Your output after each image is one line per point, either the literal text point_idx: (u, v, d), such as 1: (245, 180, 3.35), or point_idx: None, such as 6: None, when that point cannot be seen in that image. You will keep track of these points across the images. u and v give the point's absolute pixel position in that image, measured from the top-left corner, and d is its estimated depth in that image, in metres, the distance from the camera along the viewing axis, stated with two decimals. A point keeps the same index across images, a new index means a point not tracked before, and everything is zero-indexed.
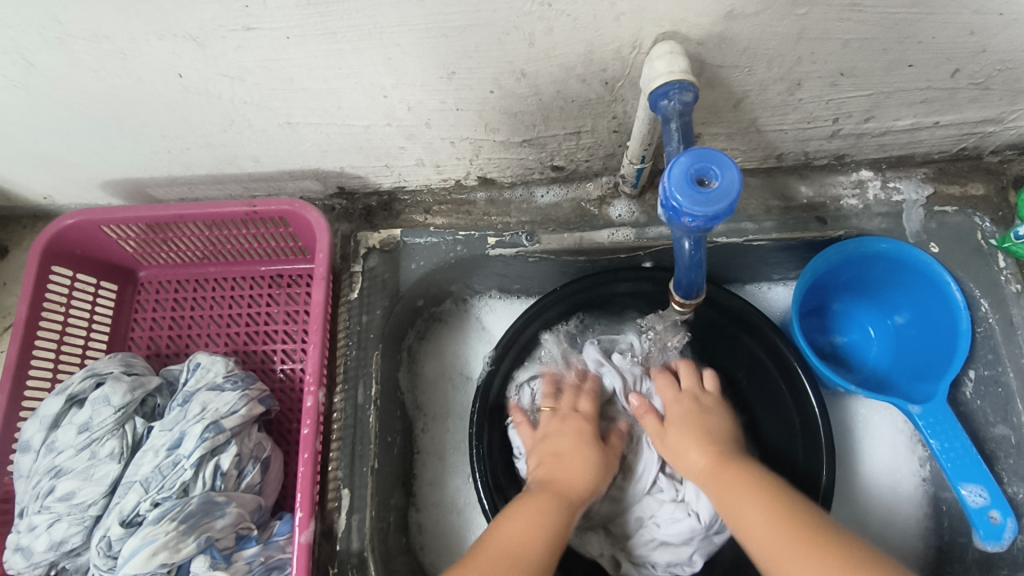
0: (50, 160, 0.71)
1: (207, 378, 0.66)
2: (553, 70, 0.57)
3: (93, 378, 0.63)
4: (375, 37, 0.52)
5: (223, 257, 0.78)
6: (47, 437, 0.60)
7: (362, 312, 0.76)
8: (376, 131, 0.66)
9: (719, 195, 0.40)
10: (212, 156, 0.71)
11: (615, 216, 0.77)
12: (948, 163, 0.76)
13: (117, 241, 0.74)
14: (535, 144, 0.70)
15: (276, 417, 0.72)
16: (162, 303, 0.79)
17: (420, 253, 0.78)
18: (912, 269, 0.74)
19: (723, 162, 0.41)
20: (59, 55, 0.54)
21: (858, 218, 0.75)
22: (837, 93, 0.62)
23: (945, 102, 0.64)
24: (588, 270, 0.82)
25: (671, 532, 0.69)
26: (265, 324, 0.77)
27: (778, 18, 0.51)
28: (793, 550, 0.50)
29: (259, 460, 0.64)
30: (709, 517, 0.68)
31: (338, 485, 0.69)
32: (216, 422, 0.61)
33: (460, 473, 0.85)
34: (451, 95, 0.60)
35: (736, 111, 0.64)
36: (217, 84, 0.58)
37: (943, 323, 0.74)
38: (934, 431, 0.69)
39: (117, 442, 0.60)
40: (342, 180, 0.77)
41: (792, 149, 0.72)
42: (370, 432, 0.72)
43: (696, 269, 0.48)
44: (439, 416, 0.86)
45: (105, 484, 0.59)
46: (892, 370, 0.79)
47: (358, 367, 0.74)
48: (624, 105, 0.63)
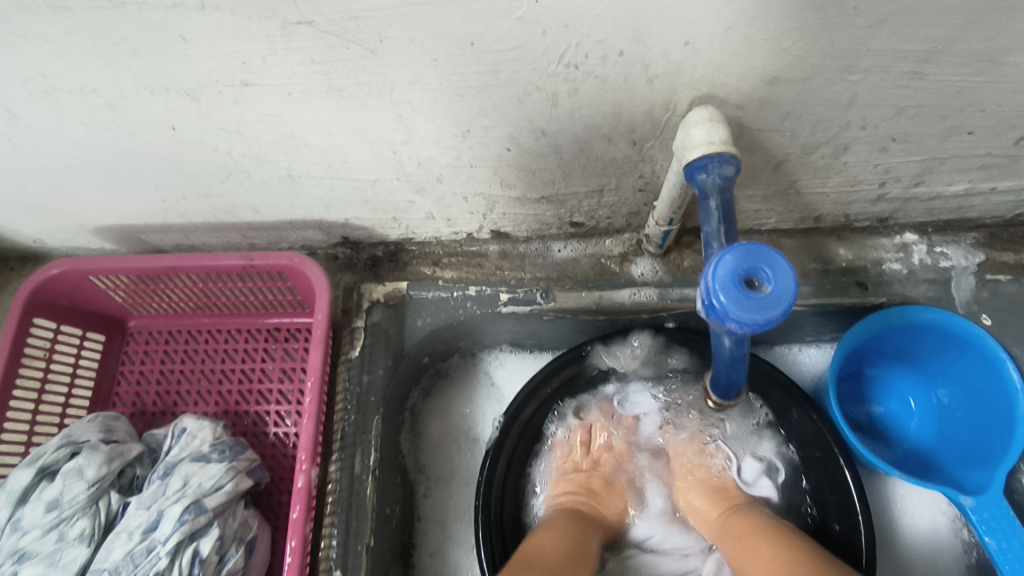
0: (38, 205, 0.67)
1: (192, 446, 0.61)
2: (577, 130, 0.52)
3: (68, 447, 0.58)
4: (383, 95, 0.48)
5: (217, 308, 0.73)
6: (13, 513, 0.56)
7: (362, 372, 0.71)
8: (383, 186, 0.62)
9: (771, 301, 0.34)
10: (208, 206, 0.66)
11: (637, 274, 0.72)
12: (1001, 228, 0.71)
13: (105, 291, 0.70)
14: (553, 201, 0.65)
15: (266, 487, 0.67)
16: (152, 355, 0.74)
17: (427, 308, 0.73)
18: (961, 342, 0.68)
19: (777, 261, 0.35)
20: (41, 107, 0.50)
21: (902, 284, 0.69)
22: (886, 158, 0.57)
23: (1005, 169, 0.59)
24: (606, 328, 0.75)
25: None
26: (258, 382, 0.71)
27: (827, 83, 0.46)
28: None
29: (244, 542, 0.58)
30: None
31: (329, 566, 0.63)
32: (197, 501, 0.56)
33: (464, 545, 0.78)
34: (466, 152, 0.56)
35: (775, 173, 0.59)
36: (212, 138, 0.54)
37: (995, 402, 0.67)
38: (990, 528, 0.62)
39: (88, 522, 0.55)
40: (347, 230, 0.72)
41: (832, 211, 0.67)
42: (367, 506, 0.66)
43: (737, 367, 0.42)
44: (444, 479, 0.81)
45: (71, 571, 0.53)
46: (937, 447, 0.73)
47: (356, 434, 0.68)
48: (652, 165, 0.58)
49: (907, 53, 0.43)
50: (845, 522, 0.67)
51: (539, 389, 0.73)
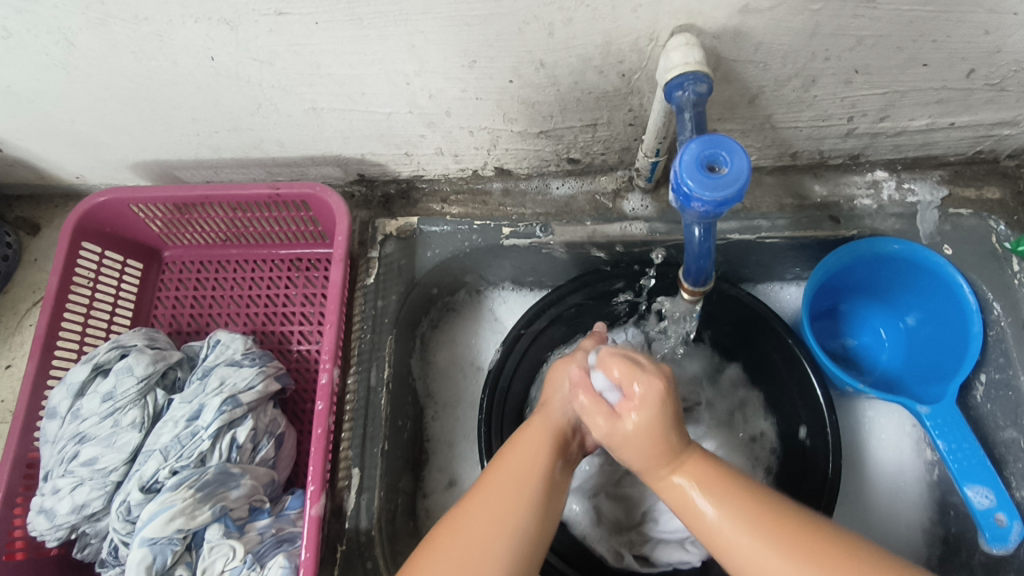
0: (82, 139, 0.73)
1: (226, 354, 0.68)
2: (572, 61, 0.59)
3: (118, 349, 0.66)
4: (399, 24, 0.54)
5: (245, 239, 0.80)
6: (73, 404, 0.63)
7: (377, 297, 0.78)
8: (397, 119, 0.68)
9: (728, 180, 0.41)
10: (238, 140, 0.73)
11: (629, 210, 0.78)
12: (964, 166, 0.77)
13: (144, 221, 0.76)
14: (551, 135, 0.71)
15: (291, 396, 0.74)
16: (185, 282, 0.81)
17: (436, 241, 0.80)
18: (924, 270, 0.74)
19: (733, 148, 0.41)
20: (97, 36, 0.56)
21: (872, 217, 0.76)
22: (852, 91, 0.63)
23: (962, 104, 0.65)
24: (601, 263, 0.83)
25: (669, 525, 0.71)
26: (283, 306, 0.78)
27: (793, 12, 0.52)
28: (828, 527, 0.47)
29: (274, 436, 0.65)
30: None
31: (349, 464, 0.71)
32: (233, 396, 0.63)
33: (469, 461, 0.86)
34: (471, 84, 0.62)
35: (752, 107, 0.65)
36: (246, 69, 0.60)
37: (953, 325, 0.74)
38: (942, 432, 0.69)
39: (139, 412, 0.63)
40: (363, 167, 0.79)
41: (807, 147, 0.73)
42: (382, 413, 0.73)
43: (705, 258, 0.49)
44: (450, 404, 0.88)
45: (127, 452, 0.61)
46: (903, 372, 0.79)
47: (372, 350, 0.75)
48: (640, 98, 0.64)
49: None
50: (815, 436, 0.74)
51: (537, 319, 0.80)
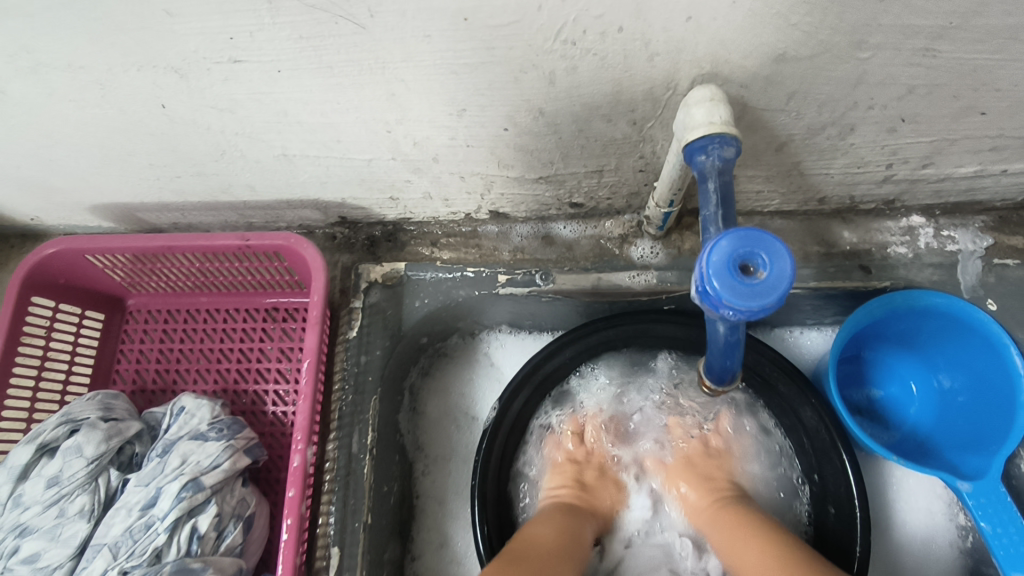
0: (32, 182, 0.66)
1: (190, 425, 0.61)
2: (575, 110, 0.51)
3: (68, 424, 0.59)
4: (376, 72, 0.47)
5: (215, 287, 0.73)
6: (15, 489, 0.56)
7: (360, 353, 0.71)
8: (379, 166, 0.61)
9: (766, 288, 0.34)
10: (203, 185, 0.66)
11: (637, 256, 0.71)
12: (1010, 211, 0.69)
13: (103, 270, 0.69)
14: (552, 181, 0.64)
15: (263, 465, 0.67)
16: (151, 333, 0.74)
17: (425, 289, 0.72)
18: (965, 327, 0.67)
19: (773, 249, 0.34)
20: (30, 84, 0.49)
21: (906, 268, 0.68)
22: (894, 139, 0.55)
23: (1017, 151, 0.58)
24: (605, 310, 0.76)
25: None
26: (257, 361, 0.72)
27: (836, 61, 0.45)
28: None
29: (242, 519, 0.59)
30: None
31: (327, 543, 0.64)
32: (195, 479, 0.57)
33: (461, 522, 0.79)
34: (461, 131, 0.55)
35: (779, 154, 0.57)
36: (205, 116, 0.53)
37: (997, 388, 0.67)
38: (985, 513, 0.62)
39: (88, 499, 0.56)
40: (344, 209, 0.72)
41: (837, 193, 0.65)
42: (365, 485, 0.66)
43: (731, 354, 0.42)
44: (442, 458, 0.81)
45: (73, 546, 0.54)
46: (936, 431, 0.72)
47: (353, 414, 0.69)
48: (653, 145, 0.57)
49: (916, 30, 0.42)
50: (839, 506, 0.68)
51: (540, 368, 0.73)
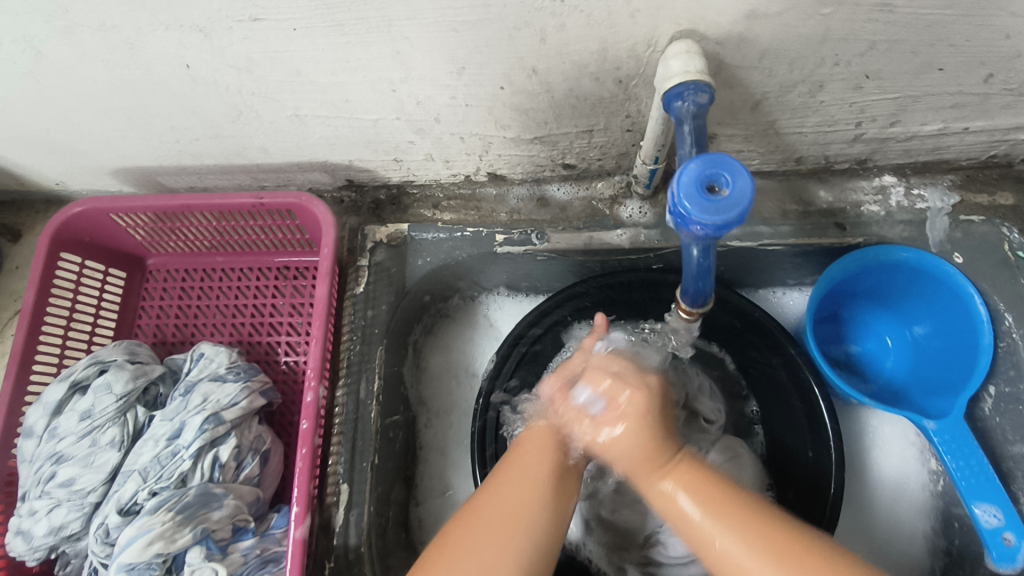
0: (60, 146, 0.71)
1: (210, 368, 0.66)
2: (566, 68, 0.56)
3: (97, 366, 0.63)
4: (383, 30, 0.51)
5: (230, 247, 0.78)
6: (50, 423, 0.61)
7: (367, 307, 0.75)
8: (384, 126, 0.66)
9: (729, 204, 0.39)
10: (220, 147, 0.70)
11: (626, 216, 0.75)
12: (977, 171, 0.74)
13: (126, 229, 0.74)
14: (546, 141, 0.68)
15: (278, 409, 0.72)
16: (170, 291, 0.79)
17: (427, 248, 0.77)
18: (933, 279, 0.71)
19: (735, 169, 0.39)
20: (65, 44, 0.53)
21: (879, 224, 0.73)
22: (861, 96, 0.60)
23: (977, 109, 0.62)
24: (597, 270, 0.80)
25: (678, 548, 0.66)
26: (269, 316, 0.76)
27: (801, 17, 0.49)
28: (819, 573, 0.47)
29: (259, 452, 0.64)
30: None
31: (337, 480, 0.69)
32: (216, 413, 0.61)
33: (462, 471, 0.84)
34: (460, 90, 0.59)
35: (755, 112, 0.62)
36: (224, 76, 0.57)
37: (963, 336, 0.71)
38: (949, 448, 0.67)
39: (118, 430, 0.61)
40: (351, 172, 0.76)
41: (813, 152, 0.70)
42: (372, 427, 0.71)
43: (704, 278, 0.47)
44: (443, 412, 0.86)
45: (105, 472, 0.59)
46: (909, 381, 0.77)
47: (361, 362, 0.73)
48: (638, 104, 0.61)
49: None
50: (816, 449, 0.72)
51: (535, 324, 0.77)
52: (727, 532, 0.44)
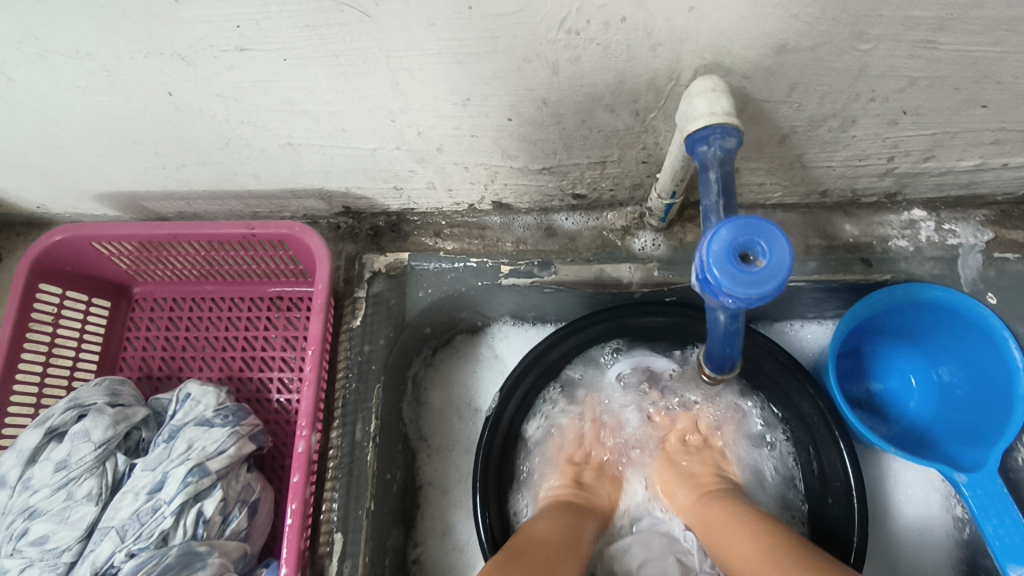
0: (39, 170, 0.67)
1: (196, 411, 0.62)
2: (578, 100, 0.52)
3: (75, 410, 0.60)
4: (381, 61, 0.47)
5: (220, 276, 0.74)
6: (24, 473, 0.57)
7: (363, 342, 0.71)
8: (383, 155, 0.61)
9: (766, 276, 0.34)
10: (209, 174, 0.66)
11: (638, 248, 0.71)
12: (1011, 205, 0.70)
13: (109, 257, 0.70)
14: (555, 172, 0.64)
15: (268, 452, 0.68)
16: (157, 321, 0.75)
17: (428, 280, 0.73)
18: (964, 320, 0.67)
19: (773, 236, 0.34)
20: (38, 70, 0.49)
21: (907, 261, 0.68)
22: (896, 131, 0.55)
23: (1018, 145, 0.58)
24: (607, 302, 0.76)
25: None
26: (261, 350, 0.72)
27: (836, 52, 0.45)
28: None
29: (247, 504, 0.60)
30: None
31: (331, 529, 0.65)
32: (201, 464, 0.57)
33: (463, 511, 0.80)
34: (466, 121, 0.55)
35: (780, 146, 0.58)
36: (210, 105, 0.53)
37: (995, 381, 0.67)
38: (981, 504, 0.63)
39: (96, 482, 0.57)
40: (348, 199, 0.72)
41: (839, 185, 0.66)
42: (367, 472, 0.67)
43: (731, 343, 0.42)
44: (444, 449, 0.82)
45: (82, 528, 0.55)
46: (935, 425, 0.72)
47: (357, 402, 0.69)
48: (655, 136, 0.57)
49: (918, 22, 0.42)
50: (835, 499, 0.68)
51: (544, 356, 0.74)
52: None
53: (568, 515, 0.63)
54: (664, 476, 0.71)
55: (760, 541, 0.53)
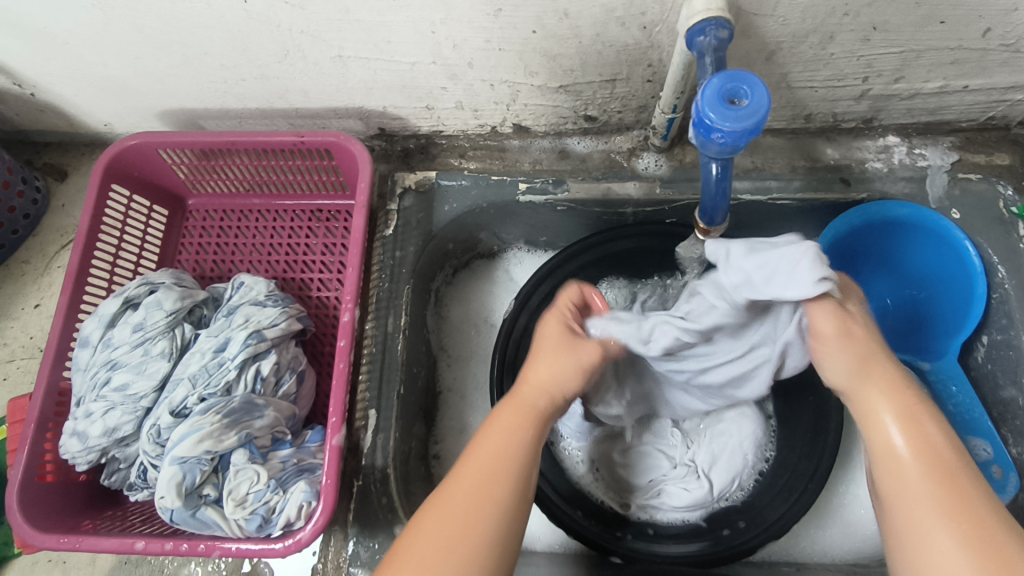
0: (113, 83, 0.75)
1: (250, 295, 0.70)
2: (595, 11, 0.60)
3: (147, 286, 0.68)
4: None
5: (268, 189, 0.82)
6: (104, 334, 0.65)
7: (395, 248, 0.79)
8: (420, 70, 0.70)
9: (748, 113, 0.43)
10: (264, 89, 0.75)
11: (642, 167, 0.80)
12: (975, 133, 0.78)
13: (171, 167, 0.79)
14: (571, 90, 0.73)
15: (310, 339, 0.76)
16: (209, 230, 0.83)
17: (453, 195, 0.81)
18: (929, 234, 0.76)
19: (753, 82, 0.43)
20: None
21: (881, 181, 0.77)
22: (868, 49, 0.64)
23: (976, 66, 0.67)
24: (613, 223, 0.85)
25: (681, 501, 0.72)
26: (303, 254, 0.81)
27: None
28: (951, 540, 0.42)
29: (296, 372, 0.68)
30: (718, 484, 0.72)
31: (366, 405, 0.73)
32: (258, 331, 0.66)
33: (479, 413, 0.87)
34: (496, 33, 0.64)
35: (768, 64, 0.66)
36: (278, 12, 0.62)
37: (956, 287, 0.76)
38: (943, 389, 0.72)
39: (168, 343, 0.65)
40: (384, 121, 0.81)
41: (821, 109, 0.74)
42: (399, 359, 0.75)
43: (720, 197, 0.51)
44: (462, 359, 0.90)
45: (157, 379, 0.63)
46: (909, 336, 0.79)
47: (390, 298, 0.77)
48: (660, 52, 0.66)
49: None
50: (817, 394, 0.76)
51: (558, 269, 0.82)
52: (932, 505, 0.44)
53: (523, 418, 0.53)
54: (840, 342, 0.49)
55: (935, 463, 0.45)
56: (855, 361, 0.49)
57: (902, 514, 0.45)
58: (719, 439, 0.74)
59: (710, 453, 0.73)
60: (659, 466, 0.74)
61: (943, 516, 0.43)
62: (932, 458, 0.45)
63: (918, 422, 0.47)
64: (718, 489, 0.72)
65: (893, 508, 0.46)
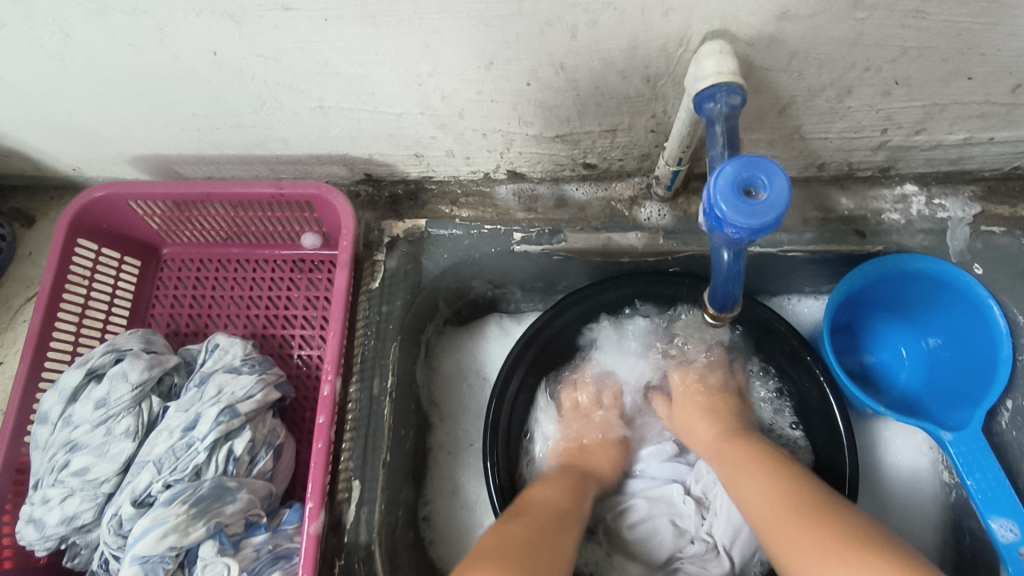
0: (79, 131, 0.70)
1: (224, 359, 0.65)
2: (594, 65, 0.56)
3: (114, 353, 0.63)
4: (414, 23, 0.51)
5: (247, 238, 0.77)
6: (65, 410, 0.61)
7: (382, 302, 0.74)
8: (407, 120, 0.65)
9: (767, 207, 0.38)
10: (240, 137, 0.70)
11: (644, 218, 0.75)
12: (998, 182, 0.74)
13: (142, 217, 0.74)
14: (568, 140, 0.68)
15: (290, 404, 0.72)
16: (184, 281, 0.79)
17: (444, 245, 0.76)
18: (950, 290, 0.71)
19: (772, 171, 0.39)
20: (92, 26, 0.53)
21: (899, 233, 0.72)
22: (889, 103, 0.59)
23: (1003, 119, 0.62)
24: (613, 271, 0.79)
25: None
26: (284, 309, 0.76)
27: (835, 20, 0.49)
28: (808, 545, 0.48)
29: (273, 447, 0.63)
30: (738, 559, 0.68)
31: (349, 476, 0.68)
32: (231, 406, 0.61)
33: (471, 472, 0.83)
34: (487, 85, 0.59)
35: (781, 117, 0.62)
36: (251, 65, 0.57)
37: (980, 348, 0.71)
38: (967, 461, 0.67)
39: (133, 420, 0.60)
40: (370, 167, 0.76)
41: (836, 159, 0.70)
42: (385, 424, 0.70)
43: (733, 281, 0.47)
44: (454, 415, 0.85)
45: (119, 462, 0.59)
46: (924, 393, 0.76)
47: (375, 358, 0.72)
48: (664, 104, 0.61)
49: None
50: (831, 461, 0.72)
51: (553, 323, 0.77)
52: (798, 532, 0.49)
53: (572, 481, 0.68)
54: (687, 415, 0.74)
55: (782, 490, 0.54)
56: (720, 448, 0.66)
57: (770, 536, 0.52)
58: (732, 507, 0.70)
59: (725, 524, 0.69)
60: (671, 540, 0.71)
61: (812, 546, 0.47)
62: (774, 478, 0.56)
63: (781, 472, 0.57)
64: (739, 563, 0.68)
65: (770, 546, 0.51)
